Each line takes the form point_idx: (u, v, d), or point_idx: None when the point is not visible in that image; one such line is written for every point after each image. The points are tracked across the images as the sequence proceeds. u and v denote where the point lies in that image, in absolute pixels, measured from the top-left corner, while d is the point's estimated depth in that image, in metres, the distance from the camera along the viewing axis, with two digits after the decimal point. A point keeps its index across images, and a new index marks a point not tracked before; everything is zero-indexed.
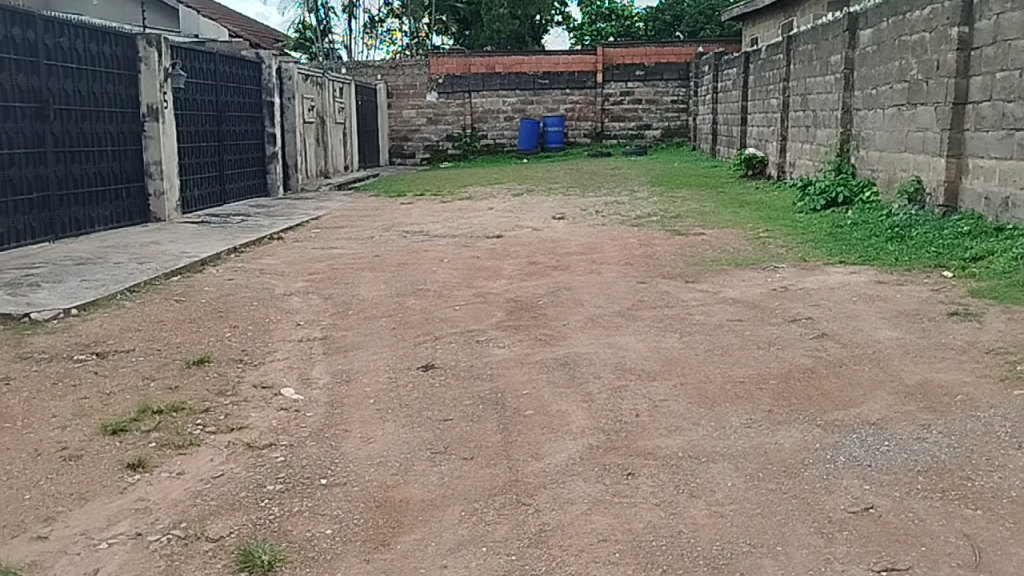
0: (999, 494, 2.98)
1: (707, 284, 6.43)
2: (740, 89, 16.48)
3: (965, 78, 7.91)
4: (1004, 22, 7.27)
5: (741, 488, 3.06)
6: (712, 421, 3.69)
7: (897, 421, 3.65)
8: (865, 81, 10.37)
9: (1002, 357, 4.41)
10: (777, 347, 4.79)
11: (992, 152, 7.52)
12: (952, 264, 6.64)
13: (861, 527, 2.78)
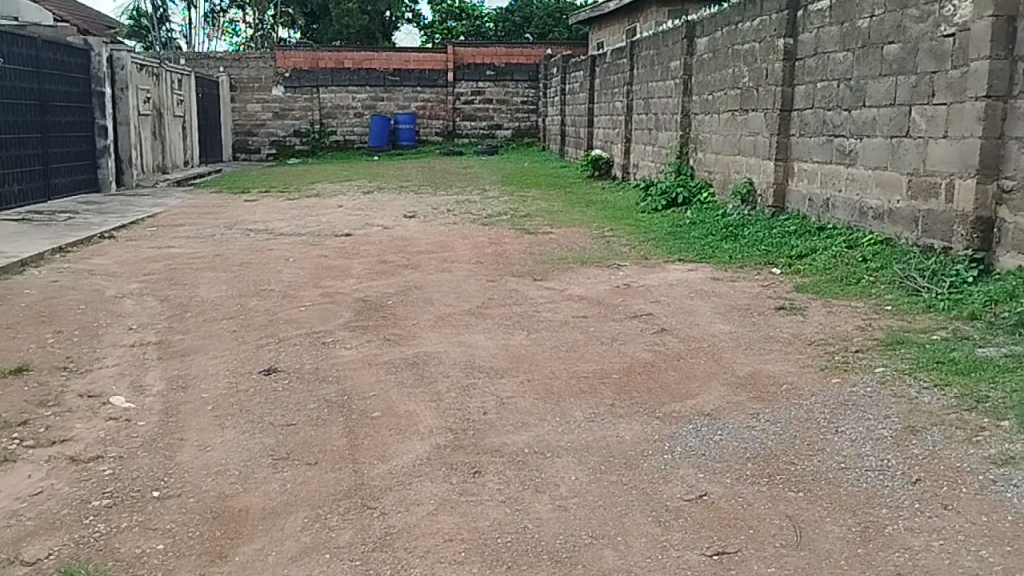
0: (818, 477, 3.19)
1: (554, 282, 6.56)
2: (587, 91, 16.93)
3: (790, 87, 8.45)
4: (824, 36, 7.81)
5: (584, 482, 3.14)
6: (557, 417, 3.77)
7: (728, 411, 3.85)
8: (701, 86, 10.88)
9: (822, 347, 4.74)
10: (619, 341, 4.95)
11: (815, 156, 8.06)
12: (779, 261, 7.08)
13: (695, 514, 2.91)
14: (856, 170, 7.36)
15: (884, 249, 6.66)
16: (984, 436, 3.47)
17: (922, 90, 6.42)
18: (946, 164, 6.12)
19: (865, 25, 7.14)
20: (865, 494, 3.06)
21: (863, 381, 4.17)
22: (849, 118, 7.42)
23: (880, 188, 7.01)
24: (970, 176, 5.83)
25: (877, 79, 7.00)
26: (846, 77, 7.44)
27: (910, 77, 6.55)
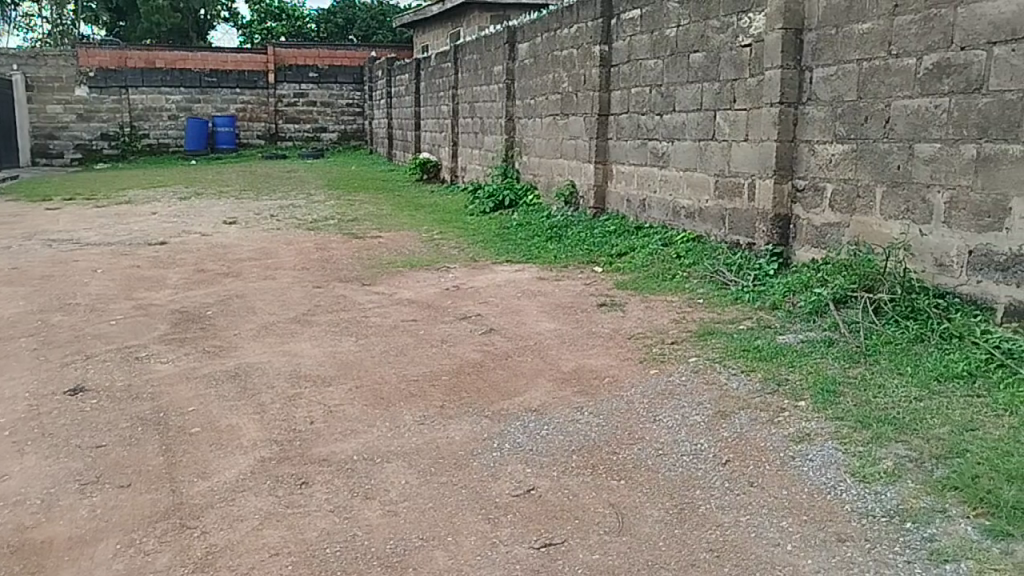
0: (638, 464, 3.34)
1: (382, 287, 6.51)
2: (413, 95, 16.92)
3: (606, 92, 8.80)
4: (635, 44, 8.20)
5: (414, 485, 3.14)
6: (387, 422, 3.75)
7: (554, 406, 3.96)
8: (524, 91, 11.13)
9: (641, 340, 4.97)
10: (448, 343, 4.98)
11: (631, 159, 8.44)
12: (601, 259, 7.36)
13: (523, 509, 2.97)
14: (668, 172, 7.77)
15: (695, 246, 7.07)
16: (784, 416, 3.75)
17: (725, 97, 6.85)
18: (747, 166, 6.56)
19: (672, 34, 7.56)
20: (681, 477, 3.24)
21: (678, 370, 4.41)
22: (661, 122, 7.82)
23: (690, 189, 7.43)
24: (768, 176, 6.28)
25: (685, 86, 7.41)
26: (657, 83, 7.84)
27: (713, 84, 6.99)
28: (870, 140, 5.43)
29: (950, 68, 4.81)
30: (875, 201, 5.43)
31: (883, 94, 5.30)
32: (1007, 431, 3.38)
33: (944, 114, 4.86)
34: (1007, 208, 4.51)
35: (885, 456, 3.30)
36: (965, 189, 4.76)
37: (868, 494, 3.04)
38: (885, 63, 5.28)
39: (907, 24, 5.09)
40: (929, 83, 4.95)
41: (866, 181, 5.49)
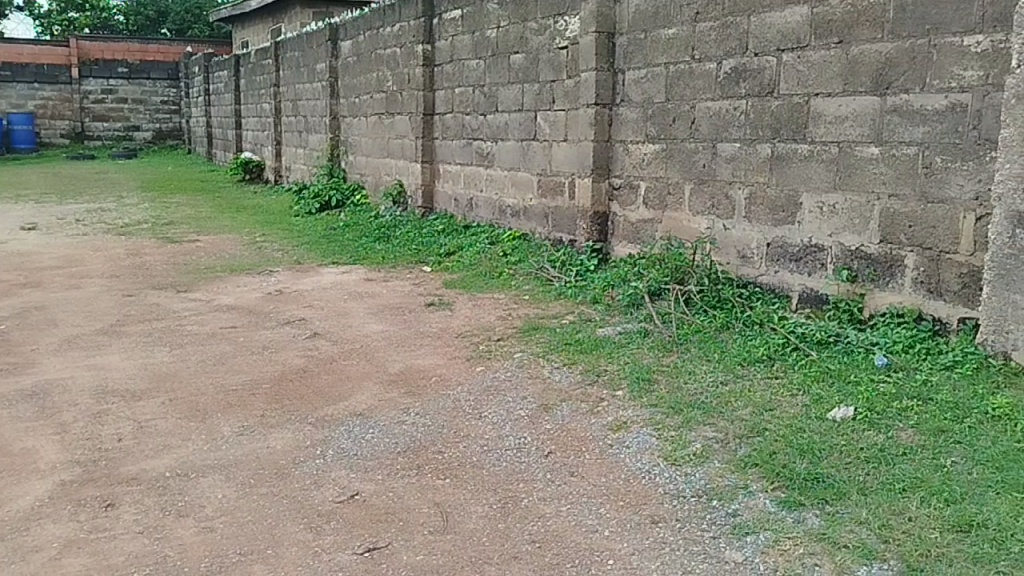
0: (464, 462, 3.38)
1: (200, 293, 6.23)
2: (233, 92, 16.27)
3: (431, 91, 8.81)
4: (457, 44, 8.26)
5: (232, 499, 3.03)
6: (204, 434, 3.59)
7: (380, 408, 3.93)
8: (348, 89, 10.96)
9: (468, 339, 5.01)
10: (271, 350, 4.83)
11: (457, 158, 8.50)
12: (430, 259, 7.36)
13: (346, 515, 2.93)
14: (493, 171, 7.88)
15: (521, 244, 7.22)
16: (603, 406, 3.90)
17: (544, 97, 7.03)
18: (567, 165, 6.76)
19: (493, 35, 7.67)
20: (505, 472, 3.29)
21: (504, 367, 4.48)
22: (485, 122, 7.92)
23: (515, 188, 7.57)
24: (586, 175, 6.49)
25: (506, 86, 7.54)
26: (480, 83, 7.93)
27: (533, 85, 7.15)
28: (678, 140, 5.73)
29: (746, 73, 5.15)
30: (684, 198, 5.74)
31: (688, 96, 5.60)
32: (800, 409, 3.66)
33: (741, 116, 5.20)
34: (798, 203, 4.89)
35: (694, 439, 3.49)
36: (761, 186, 5.11)
37: (679, 476, 3.21)
38: (689, 67, 5.58)
39: (707, 31, 5.41)
40: (728, 86, 5.28)
41: (676, 179, 5.79)
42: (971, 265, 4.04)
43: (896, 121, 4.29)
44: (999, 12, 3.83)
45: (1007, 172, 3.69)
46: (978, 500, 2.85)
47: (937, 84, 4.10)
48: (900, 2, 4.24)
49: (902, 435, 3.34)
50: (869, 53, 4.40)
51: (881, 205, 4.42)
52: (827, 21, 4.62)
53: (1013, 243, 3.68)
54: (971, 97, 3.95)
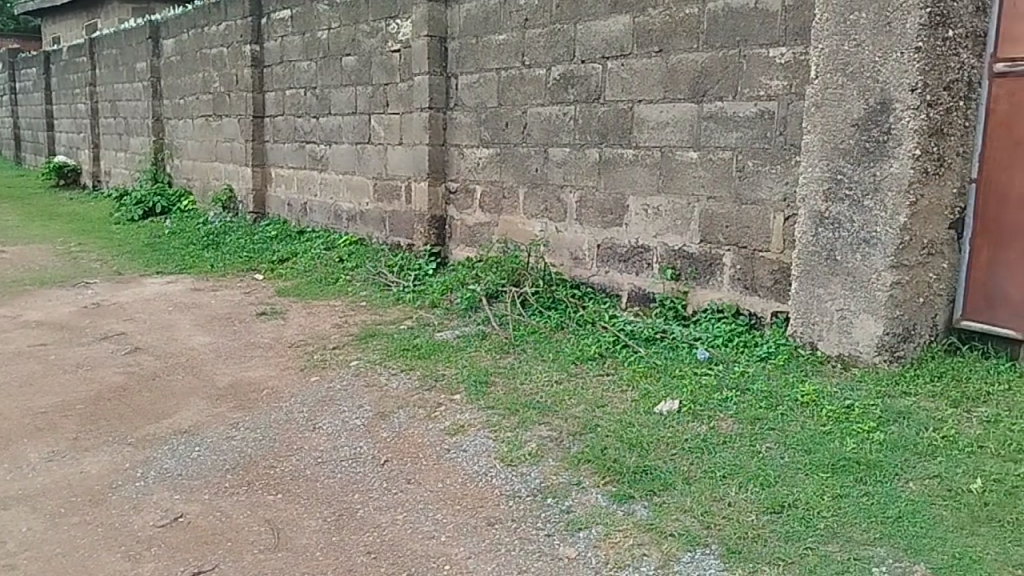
0: (297, 475, 3.28)
1: (5, 309, 5.74)
2: (43, 91, 15.13)
3: (260, 93, 8.53)
4: (287, 45, 8.03)
5: (39, 531, 2.80)
6: (7, 463, 3.31)
7: (207, 424, 3.76)
8: (171, 90, 10.43)
9: (301, 348, 4.87)
10: (86, 367, 4.51)
11: (290, 162, 8.27)
12: (262, 266, 7.11)
13: (168, 540, 2.77)
14: (328, 175, 7.72)
15: (357, 249, 7.11)
16: (440, 411, 3.88)
17: (378, 101, 6.95)
18: (402, 169, 6.71)
19: (324, 37, 7.51)
20: (340, 483, 3.22)
21: (338, 375, 4.39)
22: (318, 126, 7.75)
23: (350, 192, 7.45)
24: (421, 179, 6.47)
25: (339, 89, 7.40)
26: (311, 86, 7.75)
27: (366, 87, 7.05)
28: (511, 144, 5.81)
29: (574, 79, 5.29)
30: (518, 201, 5.82)
31: (520, 101, 5.69)
32: (630, 404, 3.79)
33: (570, 121, 5.34)
34: (625, 206, 5.07)
35: (529, 439, 3.54)
36: (591, 189, 5.26)
37: (515, 477, 3.24)
38: (520, 73, 5.67)
39: (536, 37, 5.52)
40: (557, 92, 5.41)
41: (509, 183, 5.87)
42: (781, 262, 4.32)
43: (711, 127, 4.52)
44: (799, 26, 4.10)
45: (809, 176, 3.97)
46: (789, 482, 3.05)
47: (747, 92, 4.35)
48: (712, 14, 4.47)
49: (723, 425, 3.53)
50: (686, 62, 4.62)
51: (701, 207, 4.64)
52: (648, 31, 4.81)
53: (816, 242, 3.96)
54: (777, 105, 4.22)
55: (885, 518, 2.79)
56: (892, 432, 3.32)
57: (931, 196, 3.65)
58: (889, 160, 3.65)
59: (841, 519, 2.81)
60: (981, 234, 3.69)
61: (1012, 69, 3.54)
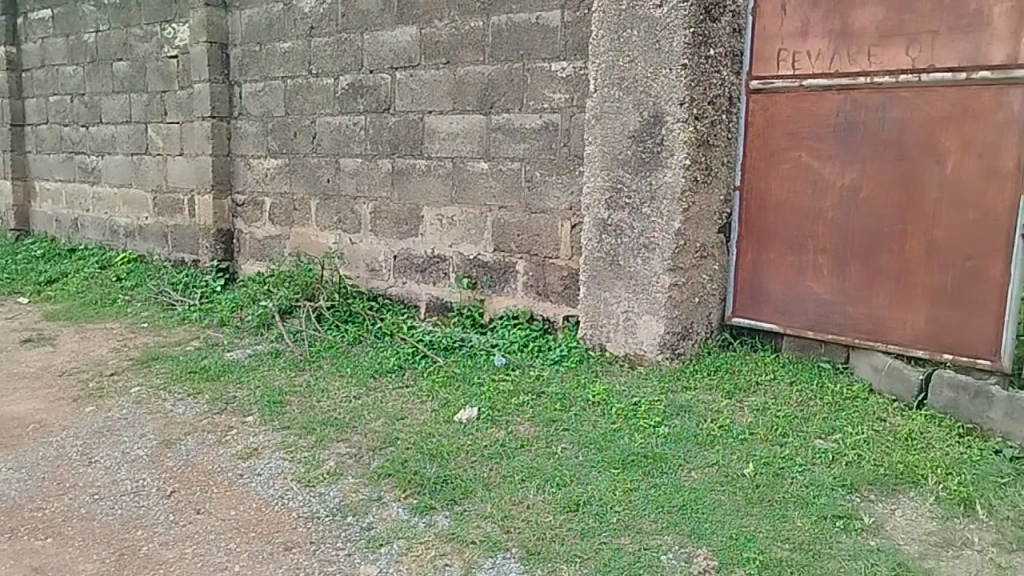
0: (70, 516, 3.01)
1: None
2: None
3: (19, 100, 7.80)
4: (49, 47, 7.40)
5: None
6: None
7: None
8: None
9: (74, 376, 4.49)
10: None
11: (56, 174, 7.62)
12: (26, 288, 6.49)
13: None
14: (101, 188, 7.18)
15: (136, 267, 6.66)
16: (231, 434, 3.70)
17: (155, 109, 6.55)
18: (184, 181, 6.36)
19: (90, 39, 6.98)
20: (120, 520, 2.99)
21: (117, 404, 4.08)
22: (87, 135, 7.19)
23: (127, 206, 6.96)
24: (206, 191, 6.16)
25: (110, 96, 6.91)
26: (79, 92, 7.19)
27: (141, 94, 6.63)
28: (301, 155, 5.66)
29: (363, 90, 5.24)
30: (311, 213, 5.68)
31: (308, 111, 5.57)
32: (429, 414, 3.79)
33: (361, 131, 5.28)
34: (419, 216, 5.07)
35: (327, 457, 3.46)
36: (384, 200, 5.23)
37: (313, 498, 3.15)
38: (307, 82, 5.55)
39: (323, 46, 5.42)
40: (346, 101, 5.34)
41: (300, 195, 5.72)
42: (570, 268, 4.48)
43: (500, 138, 4.63)
44: (578, 41, 4.28)
45: (593, 185, 4.15)
46: (583, 480, 3.16)
47: (532, 104, 4.48)
48: (496, 28, 4.58)
49: (520, 429, 3.61)
50: (473, 74, 4.70)
51: (492, 216, 4.73)
52: (435, 42, 4.85)
53: (601, 248, 4.14)
54: (560, 117, 4.38)
55: (671, 507, 2.96)
56: (675, 425, 3.53)
57: (701, 203, 3.92)
58: (663, 169, 3.89)
59: (631, 512, 2.95)
60: (746, 237, 4.01)
61: (765, 87, 3.87)
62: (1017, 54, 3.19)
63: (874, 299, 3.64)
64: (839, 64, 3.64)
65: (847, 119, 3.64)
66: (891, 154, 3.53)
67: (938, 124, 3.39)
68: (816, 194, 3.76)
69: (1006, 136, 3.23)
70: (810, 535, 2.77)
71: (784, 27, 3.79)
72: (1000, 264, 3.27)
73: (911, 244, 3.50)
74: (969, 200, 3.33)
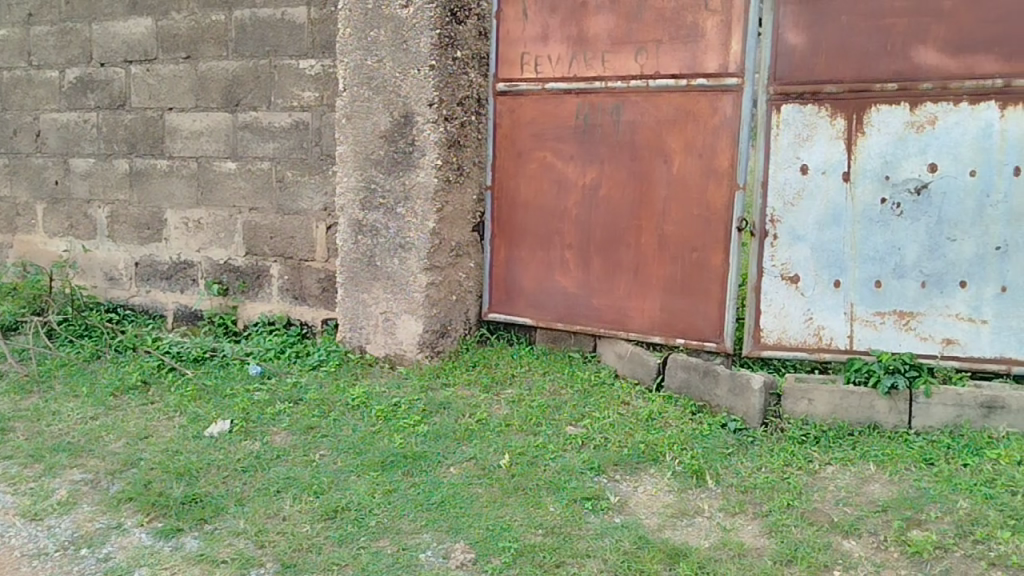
0: None
1: None
2: None
3: None
4: None
5: None
6: None
7: None
8: None
9: None
10: None
11: None
12: None
13: None
14: None
15: None
16: None
17: None
18: None
19: None
20: None
21: None
22: None
23: None
24: None
25: None
26: None
27: None
28: (23, 155, 5.14)
29: (93, 84, 4.84)
30: (37, 219, 5.17)
31: (30, 107, 5.06)
32: (177, 431, 3.57)
33: (93, 129, 4.88)
34: (162, 220, 4.76)
35: (58, 486, 3.16)
36: (122, 203, 4.87)
37: (41, 532, 2.87)
38: (27, 75, 5.04)
39: (45, 36, 4.95)
40: (74, 96, 4.91)
41: (24, 199, 5.19)
42: (326, 270, 4.39)
43: (247, 137, 4.44)
44: (325, 39, 4.21)
45: (345, 185, 4.09)
46: (341, 486, 3.11)
47: (280, 103, 4.35)
48: (239, 23, 4.39)
49: (276, 439, 3.49)
50: (216, 70, 4.48)
51: (243, 218, 4.54)
52: (172, 35, 4.58)
53: (356, 249, 4.09)
54: (310, 116, 4.28)
55: (429, 505, 2.99)
56: (434, 423, 3.56)
57: (454, 202, 3.98)
58: (415, 169, 3.91)
59: (390, 514, 2.94)
60: (498, 235, 4.13)
61: (510, 89, 4.00)
62: (728, 62, 3.51)
63: (615, 291, 3.87)
64: (577, 68, 3.83)
65: (586, 121, 3.84)
66: (625, 154, 3.76)
67: (664, 127, 3.67)
68: (561, 193, 3.94)
69: (721, 138, 3.55)
70: (561, 519, 2.90)
71: (526, 32, 3.94)
72: (721, 255, 3.60)
73: (645, 238, 3.76)
74: (693, 197, 3.63)
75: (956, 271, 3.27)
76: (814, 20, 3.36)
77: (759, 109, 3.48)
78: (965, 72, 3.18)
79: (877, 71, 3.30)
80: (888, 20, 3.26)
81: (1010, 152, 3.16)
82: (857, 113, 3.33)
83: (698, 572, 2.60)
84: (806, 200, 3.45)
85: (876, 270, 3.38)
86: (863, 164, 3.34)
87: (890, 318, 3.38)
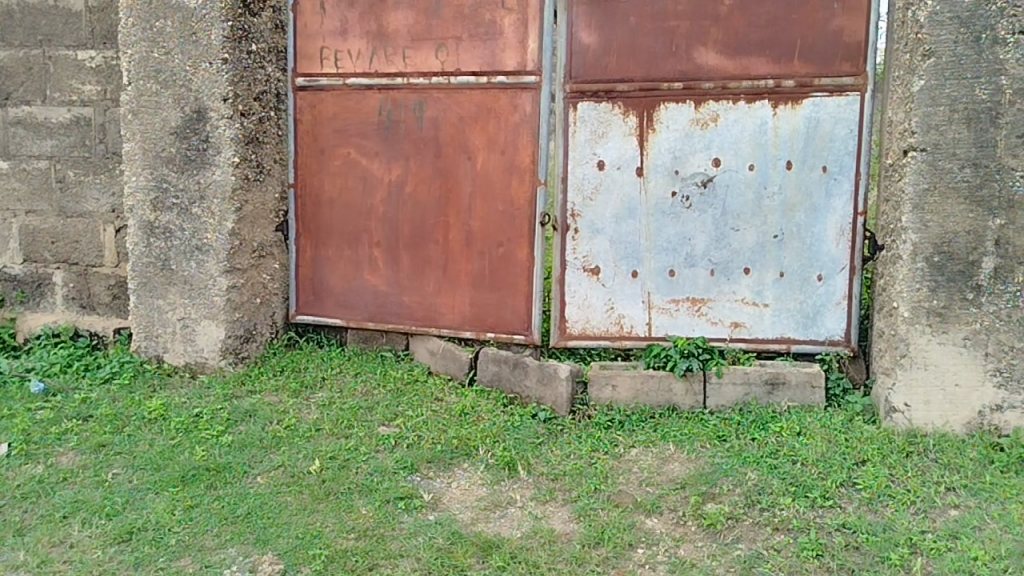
0: None
1: None
2: None
3: None
4: None
5: None
6: None
7: None
8: None
9: None
10: None
11: None
12: None
13: None
14: None
15: None
16: None
17: None
18: None
19: None
20: None
21: None
22: None
23: None
24: None
25: None
26: None
27: None
28: None
29: None
30: None
31: None
32: None
33: None
34: None
35: None
36: None
37: None
38: None
39: None
40: None
41: None
42: (117, 276, 4.11)
43: (20, 134, 4.08)
44: (105, 29, 3.93)
45: (134, 184, 3.84)
46: (137, 506, 2.92)
47: (57, 97, 4.02)
48: (5, 9, 4.02)
49: (62, 460, 3.23)
50: None
51: (18, 222, 4.16)
52: None
53: (149, 252, 3.86)
54: (92, 111, 3.98)
55: (235, 517, 2.86)
56: (239, 432, 3.42)
57: (255, 201, 3.83)
58: (210, 167, 3.73)
59: (192, 530, 2.79)
60: (303, 234, 4.01)
61: (310, 84, 3.90)
62: (525, 60, 3.59)
63: (425, 288, 3.86)
64: (377, 64, 3.79)
65: (388, 118, 3.80)
66: (429, 151, 3.76)
67: (467, 123, 3.69)
68: (366, 190, 3.88)
69: (522, 135, 3.62)
70: (374, 521, 2.85)
71: (324, 26, 3.85)
72: (526, 249, 3.67)
73: (452, 235, 3.77)
74: (497, 192, 3.68)
75: (740, 259, 3.51)
76: (605, 21, 3.50)
77: (557, 106, 3.58)
78: (741, 72, 3.41)
79: (663, 71, 3.47)
80: (671, 23, 3.45)
81: (783, 148, 3.41)
82: (647, 111, 3.49)
83: (509, 562, 2.64)
84: (604, 195, 3.58)
85: (669, 260, 3.56)
86: (654, 160, 3.51)
87: (683, 305, 3.57)
